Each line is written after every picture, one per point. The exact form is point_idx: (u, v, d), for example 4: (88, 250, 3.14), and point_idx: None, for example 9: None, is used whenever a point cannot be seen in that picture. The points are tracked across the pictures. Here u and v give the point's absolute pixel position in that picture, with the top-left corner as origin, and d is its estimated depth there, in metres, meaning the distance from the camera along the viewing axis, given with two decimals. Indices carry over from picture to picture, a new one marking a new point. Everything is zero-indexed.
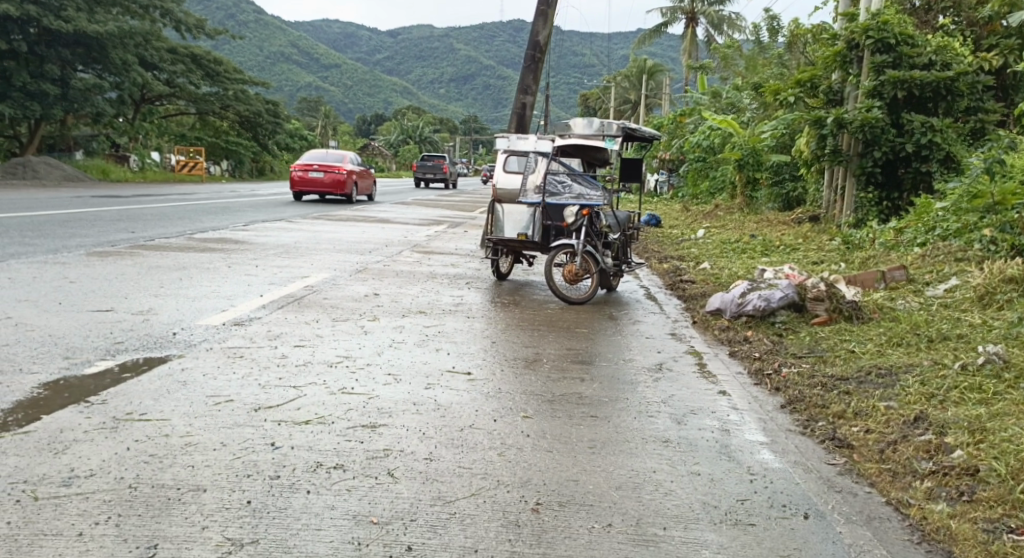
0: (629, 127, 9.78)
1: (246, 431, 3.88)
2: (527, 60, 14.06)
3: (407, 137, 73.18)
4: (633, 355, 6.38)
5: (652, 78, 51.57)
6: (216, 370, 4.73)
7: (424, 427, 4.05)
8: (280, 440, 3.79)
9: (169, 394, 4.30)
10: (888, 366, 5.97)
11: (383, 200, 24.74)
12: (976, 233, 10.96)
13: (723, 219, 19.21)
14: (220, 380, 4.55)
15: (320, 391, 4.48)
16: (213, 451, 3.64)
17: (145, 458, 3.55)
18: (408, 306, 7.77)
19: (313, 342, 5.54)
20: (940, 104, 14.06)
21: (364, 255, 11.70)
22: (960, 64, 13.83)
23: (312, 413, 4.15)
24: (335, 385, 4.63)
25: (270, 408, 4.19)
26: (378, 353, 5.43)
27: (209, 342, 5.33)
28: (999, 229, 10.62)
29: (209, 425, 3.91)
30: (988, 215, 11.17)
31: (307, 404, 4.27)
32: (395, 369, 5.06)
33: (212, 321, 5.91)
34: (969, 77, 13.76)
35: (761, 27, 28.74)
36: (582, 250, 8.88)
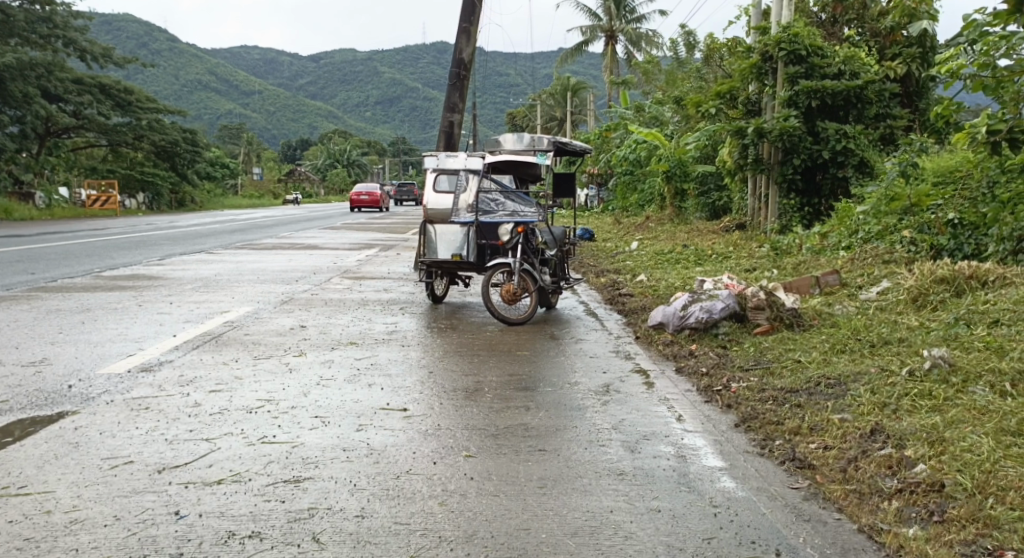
0: (560, 141, 9.44)
1: (147, 499, 3.48)
2: (453, 77, 13.84)
3: (332, 161, 72.33)
4: (578, 377, 6.11)
5: (576, 96, 51.84)
6: (115, 427, 4.30)
7: (355, 478, 3.70)
8: (186, 507, 3.41)
9: (55, 460, 3.86)
10: (836, 376, 5.77)
11: (308, 227, 24.20)
12: (896, 235, 11.24)
13: (654, 230, 19.23)
14: (120, 439, 4.13)
15: (236, 443, 4.10)
16: (103, 528, 3.24)
17: (19, 543, 3.13)
18: (336, 337, 7.40)
19: (231, 385, 5.14)
20: (851, 112, 14.26)
21: (289, 285, 11.25)
22: (868, 73, 14.08)
23: (227, 471, 3.78)
24: (258, 434, 4.25)
25: (176, 468, 3.81)
26: (305, 393, 5.05)
27: (110, 394, 4.88)
28: (918, 230, 11.16)
29: (101, 496, 3.50)
30: (906, 218, 11.42)
31: (220, 460, 3.89)
32: (323, 411, 4.68)
33: (115, 369, 5.46)
34: (877, 85, 14.02)
35: (678, 43, 29.05)
36: (519, 268, 8.65)
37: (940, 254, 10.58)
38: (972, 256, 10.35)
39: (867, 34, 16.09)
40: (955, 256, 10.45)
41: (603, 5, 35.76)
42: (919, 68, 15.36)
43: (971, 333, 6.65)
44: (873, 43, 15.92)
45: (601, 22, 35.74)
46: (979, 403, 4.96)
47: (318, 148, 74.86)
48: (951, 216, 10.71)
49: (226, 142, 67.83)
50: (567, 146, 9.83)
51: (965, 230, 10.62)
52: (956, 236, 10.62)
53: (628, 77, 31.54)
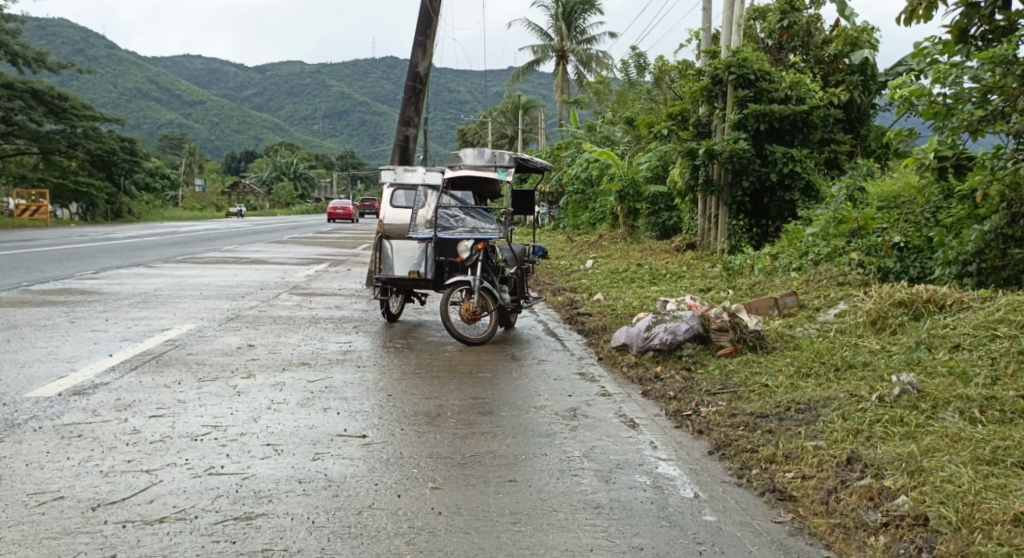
0: (522, 158, 9.29)
1: (79, 541, 3.21)
2: (408, 91, 13.63)
3: (278, 174, 71.43)
4: (540, 399, 5.94)
5: (526, 114, 51.94)
6: (44, 456, 3.99)
7: (312, 514, 3.49)
8: (124, 550, 3.15)
9: None
10: (805, 401, 5.55)
11: (252, 240, 23.68)
12: (844, 257, 11.30)
13: (607, 248, 19.19)
14: (48, 471, 3.83)
15: (180, 475, 3.84)
16: None
17: None
18: (286, 359, 7.15)
19: (173, 411, 4.87)
20: (797, 137, 14.49)
21: (234, 301, 10.92)
22: (813, 98, 14.25)
23: (172, 507, 3.52)
24: (206, 465, 3.99)
25: (112, 504, 3.53)
26: (255, 419, 4.81)
27: (38, 421, 4.54)
28: (864, 252, 11.12)
29: (25, 537, 3.22)
30: (853, 240, 11.59)
31: (162, 494, 3.62)
32: (277, 438, 4.46)
33: (43, 393, 5.11)
34: (820, 111, 14.28)
35: (629, 64, 29.20)
36: (479, 286, 8.45)
37: (887, 276, 10.61)
38: (917, 280, 10.47)
39: (811, 60, 16.04)
40: (901, 278, 10.52)
41: (555, 25, 35.87)
42: (861, 95, 15.49)
43: (934, 357, 6.35)
44: (817, 69, 15.95)
45: (552, 41, 35.82)
46: (950, 430, 4.74)
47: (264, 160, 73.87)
48: (897, 239, 10.74)
49: (166, 152, 66.48)
50: (527, 163, 9.68)
51: (910, 254, 10.70)
52: (903, 260, 10.69)
53: (579, 96, 31.63)
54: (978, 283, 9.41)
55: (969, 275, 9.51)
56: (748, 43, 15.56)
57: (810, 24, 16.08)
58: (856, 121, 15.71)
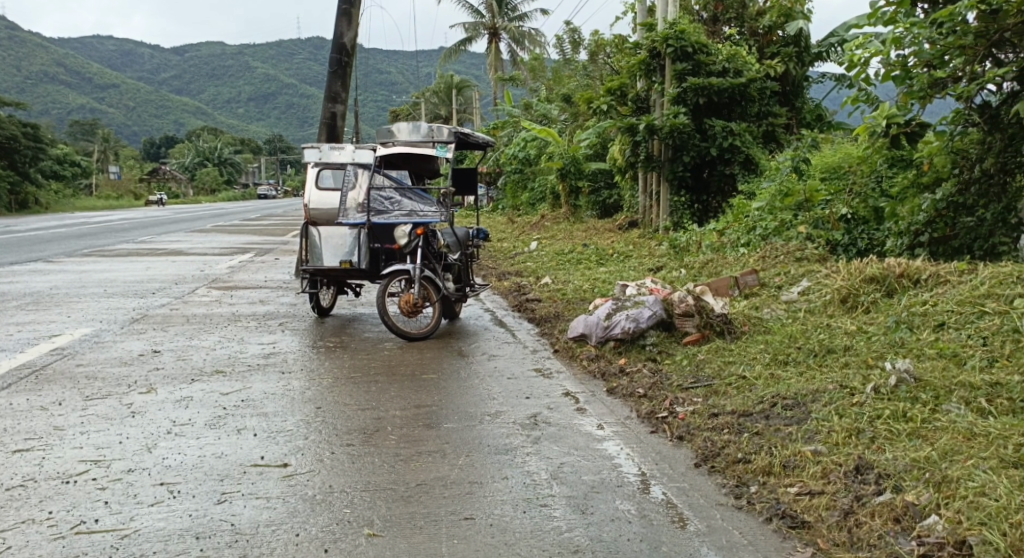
0: (462, 132, 8.48)
1: None
2: (334, 64, 12.74)
3: (203, 160, 69.12)
4: (489, 403, 5.43)
5: (459, 95, 50.92)
6: None
7: None
8: None
9: None
10: (792, 396, 4.74)
11: (174, 229, 22.47)
12: (792, 230, 10.78)
13: (550, 229, 18.54)
14: None
15: (40, 537, 3.51)
16: None
17: None
18: (199, 371, 6.38)
19: (47, 443, 4.72)
20: (735, 110, 14.02)
21: (144, 298, 9.98)
22: (752, 71, 13.78)
23: None
24: (76, 520, 3.67)
25: None
26: (149, 451, 4.61)
27: None
28: (813, 225, 10.54)
29: None
30: (801, 213, 11.07)
31: None
32: (171, 475, 4.23)
33: None
34: (758, 84, 13.83)
35: (562, 40, 28.49)
36: (419, 276, 7.77)
37: (835, 249, 10.13)
38: (867, 253, 9.94)
39: (745, 33, 15.44)
40: (850, 252, 10.03)
41: (485, 3, 34.93)
42: (795, 66, 14.98)
43: (918, 338, 5.56)
44: (751, 42, 15.34)
45: (483, 19, 34.91)
46: (961, 425, 4.07)
47: (189, 147, 71.44)
48: (845, 211, 10.23)
49: (80, 138, 63.54)
50: (469, 139, 8.93)
51: (858, 226, 10.23)
52: (851, 233, 10.19)
53: (514, 74, 30.78)
54: (930, 254, 8.54)
55: (922, 247, 8.63)
56: (683, 15, 15.05)
57: None
58: (792, 93, 15.13)
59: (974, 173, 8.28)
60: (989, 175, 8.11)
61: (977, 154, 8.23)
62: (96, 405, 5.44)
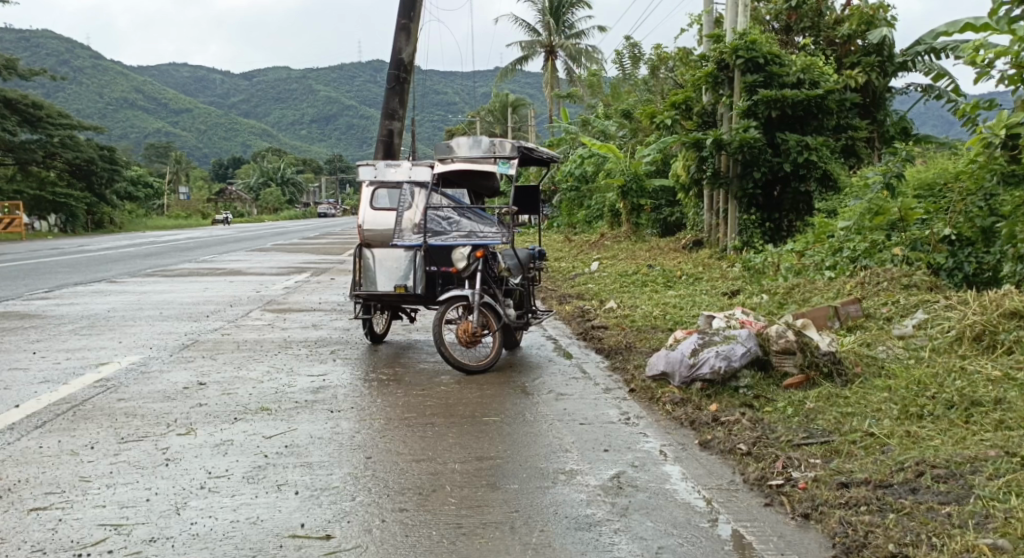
0: (527, 147, 7.69)
1: None
2: (392, 80, 12.01)
3: (267, 180, 69.62)
4: (565, 458, 4.62)
5: (515, 112, 50.40)
6: None
7: None
8: None
9: None
10: (943, 465, 4.01)
11: (234, 248, 22.07)
12: (884, 253, 9.77)
13: (611, 248, 17.74)
14: None
15: None
16: None
17: None
18: (243, 408, 5.68)
19: (71, 499, 4.05)
20: (810, 124, 12.95)
21: (195, 322, 9.38)
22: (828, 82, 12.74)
23: None
24: None
25: None
26: (176, 512, 3.90)
27: None
28: (908, 247, 9.67)
29: None
30: (894, 234, 9.98)
31: None
32: (196, 549, 3.52)
33: None
34: (838, 95, 12.69)
35: (621, 56, 27.70)
36: (479, 303, 7.03)
37: (938, 274, 9.28)
38: (973, 279, 9.08)
39: (820, 44, 14.53)
40: (955, 277, 9.16)
41: (542, 21, 34.24)
42: (878, 77, 13.80)
43: None
44: (828, 52, 14.39)
45: (540, 37, 34.23)
46: None
47: (251, 167, 72.08)
48: (948, 232, 9.35)
49: (154, 160, 64.58)
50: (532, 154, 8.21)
51: (963, 248, 9.32)
52: (954, 255, 9.32)
53: (573, 90, 29.99)
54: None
55: None
56: (753, 26, 14.16)
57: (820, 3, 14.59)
58: (872, 105, 14.02)
59: None
60: None
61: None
62: (129, 450, 4.75)
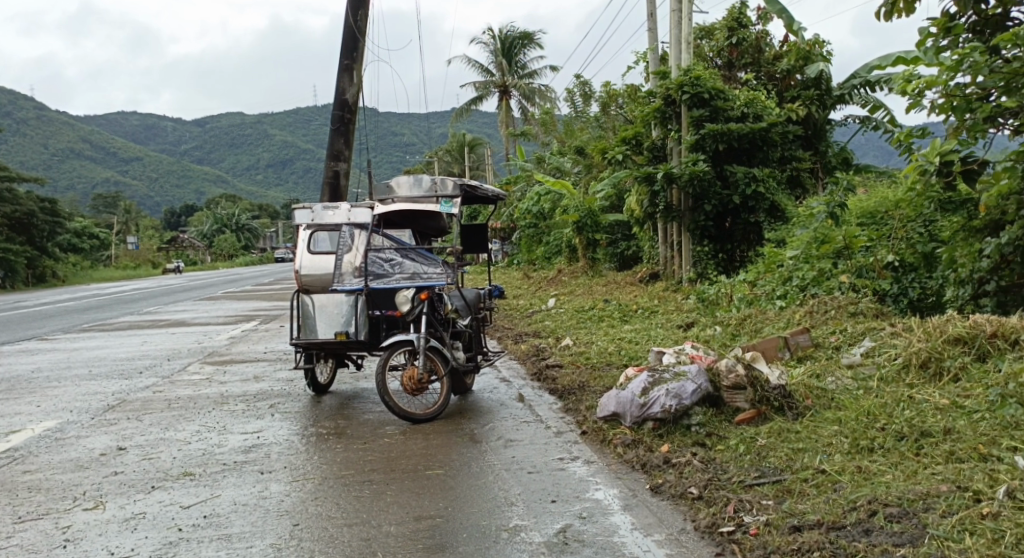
0: (470, 184, 7.55)
1: None
2: (337, 122, 11.75)
3: (221, 227, 68.76)
4: (508, 513, 4.37)
5: (472, 151, 50.40)
6: None
7: None
8: None
9: None
10: (896, 502, 3.82)
11: (181, 298, 21.55)
12: (833, 280, 9.68)
13: (569, 284, 17.58)
14: None
15: None
16: None
17: None
18: (164, 474, 5.36)
19: None
20: (756, 156, 12.99)
21: (128, 380, 8.99)
22: (772, 115, 12.85)
23: None
24: None
25: None
26: None
27: None
28: (854, 275, 9.56)
29: None
30: (842, 263, 9.87)
31: None
32: None
33: None
34: (781, 128, 12.83)
35: (573, 92, 27.79)
36: (424, 348, 6.77)
37: (883, 300, 9.26)
38: (918, 304, 9.15)
39: (762, 78, 14.61)
40: (901, 303, 9.21)
41: (495, 61, 34.32)
42: (818, 109, 13.92)
43: None
44: (769, 87, 14.50)
45: (493, 76, 34.27)
46: None
47: (206, 214, 71.14)
48: (891, 258, 9.37)
49: (101, 211, 63.34)
50: (477, 191, 7.99)
51: (906, 274, 9.39)
52: (900, 281, 9.35)
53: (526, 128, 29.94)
54: (998, 305, 7.65)
55: (988, 295, 7.74)
56: (697, 61, 14.18)
57: (759, 40, 14.79)
58: (814, 137, 14.09)
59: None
60: None
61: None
62: (26, 530, 4.41)
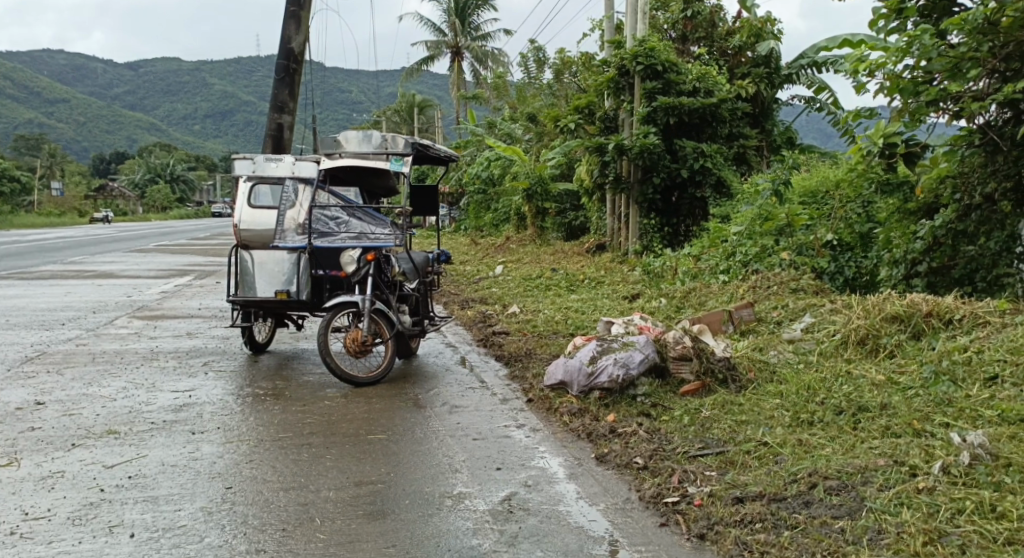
0: (422, 143, 7.42)
1: None
2: (283, 73, 11.44)
3: (154, 177, 67.29)
4: (452, 480, 4.36)
5: (422, 113, 49.88)
6: None
7: None
8: None
9: None
10: (835, 475, 3.87)
11: (115, 249, 21.02)
12: (773, 256, 9.80)
13: (516, 252, 17.56)
14: None
15: None
16: None
17: None
18: (86, 431, 5.23)
19: None
20: (706, 132, 13.09)
21: (49, 331, 8.76)
22: (722, 90, 12.88)
23: None
24: None
25: None
26: None
27: None
28: (795, 252, 9.75)
29: None
30: (783, 240, 10.00)
31: None
32: None
33: None
34: (730, 104, 12.89)
35: (527, 58, 27.61)
36: (369, 309, 6.71)
37: (820, 277, 9.40)
38: (853, 283, 9.30)
39: (714, 53, 14.67)
40: (837, 281, 9.34)
41: (448, 22, 33.88)
42: (767, 88, 14.00)
43: (967, 396, 4.66)
44: (720, 62, 14.55)
45: (447, 37, 33.84)
46: None
47: (144, 165, 69.38)
48: (830, 237, 9.58)
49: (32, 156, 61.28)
50: (429, 153, 7.91)
51: (843, 252, 9.60)
52: (836, 260, 9.50)
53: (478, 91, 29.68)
54: (928, 286, 7.72)
55: (918, 277, 7.79)
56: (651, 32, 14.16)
57: (713, 14, 14.75)
58: (761, 115, 14.24)
59: (974, 199, 7.47)
60: (995, 201, 7.31)
61: (978, 178, 7.42)
62: None
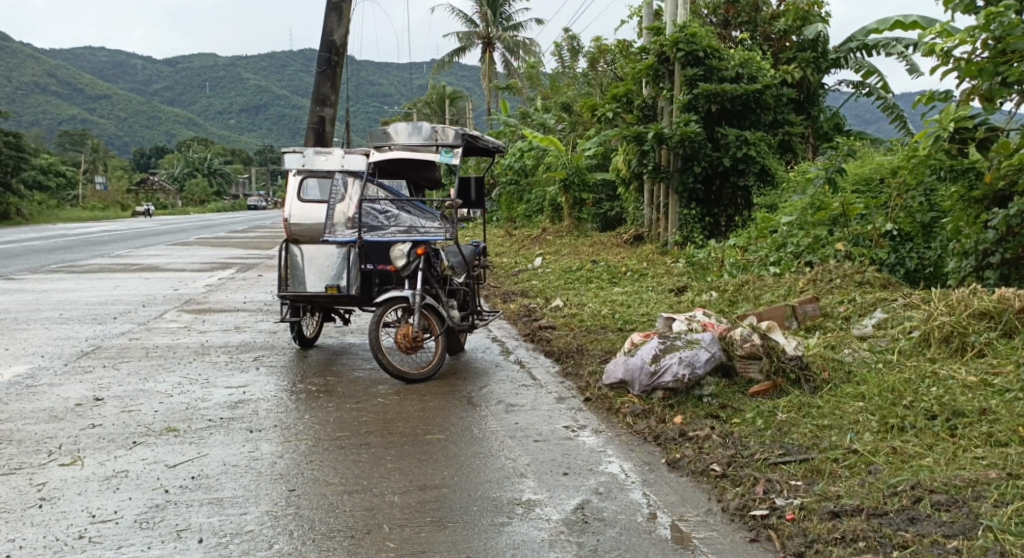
0: (474, 133, 7.12)
1: None
2: (323, 63, 11.19)
3: (191, 170, 67.55)
4: (520, 486, 4.08)
5: (452, 104, 49.62)
6: None
7: None
8: None
9: None
10: (943, 489, 3.56)
11: (151, 242, 20.95)
12: (826, 247, 9.39)
13: (553, 243, 17.23)
14: None
15: None
16: None
17: None
18: (145, 429, 5.01)
19: None
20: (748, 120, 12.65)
21: (102, 325, 8.58)
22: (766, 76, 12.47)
23: None
24: None
25: None
26: None
27: None
28: (851, 242, 9.38)
29: None
30: (837, 230, 9.60)
31: None
32: None
33: None
34: (775, 90, 12.48)
35: (560, 47, 27.25)
36: (420, 305, 6.45)
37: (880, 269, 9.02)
38: (915, 274, 8.89)
39: (757, 38, 14.18)
40: (897, 273, 8.96)
41: (478, 12, 33.56)
42: (813, 72, 13.53)
43: None
44: (765, 47, 14.08)
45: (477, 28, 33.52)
46: None
47: (178, 158, 69.77)
48: (890, 227, 9.16)
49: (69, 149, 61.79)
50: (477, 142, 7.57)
51: (902, 243, 9.16)
52: (896, 251, 9.12)
53: (510, 81, 29.35)
54: (1001, 278, 7.34)
55: (991, 268, 7.43)
56: (693, 18, 13.77)
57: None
58: (806, 101, 13.78)
59: None
60: None
61: None
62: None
